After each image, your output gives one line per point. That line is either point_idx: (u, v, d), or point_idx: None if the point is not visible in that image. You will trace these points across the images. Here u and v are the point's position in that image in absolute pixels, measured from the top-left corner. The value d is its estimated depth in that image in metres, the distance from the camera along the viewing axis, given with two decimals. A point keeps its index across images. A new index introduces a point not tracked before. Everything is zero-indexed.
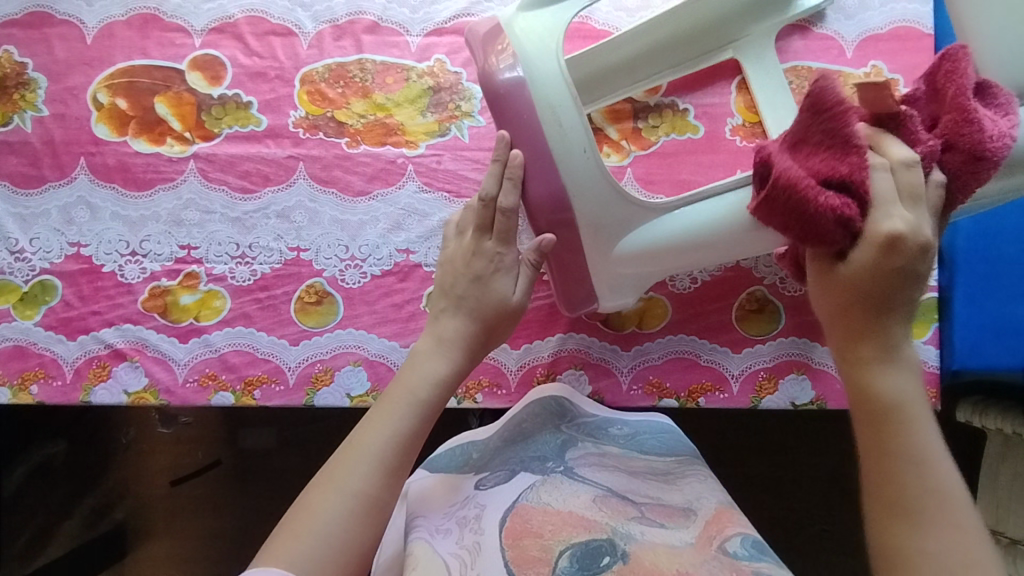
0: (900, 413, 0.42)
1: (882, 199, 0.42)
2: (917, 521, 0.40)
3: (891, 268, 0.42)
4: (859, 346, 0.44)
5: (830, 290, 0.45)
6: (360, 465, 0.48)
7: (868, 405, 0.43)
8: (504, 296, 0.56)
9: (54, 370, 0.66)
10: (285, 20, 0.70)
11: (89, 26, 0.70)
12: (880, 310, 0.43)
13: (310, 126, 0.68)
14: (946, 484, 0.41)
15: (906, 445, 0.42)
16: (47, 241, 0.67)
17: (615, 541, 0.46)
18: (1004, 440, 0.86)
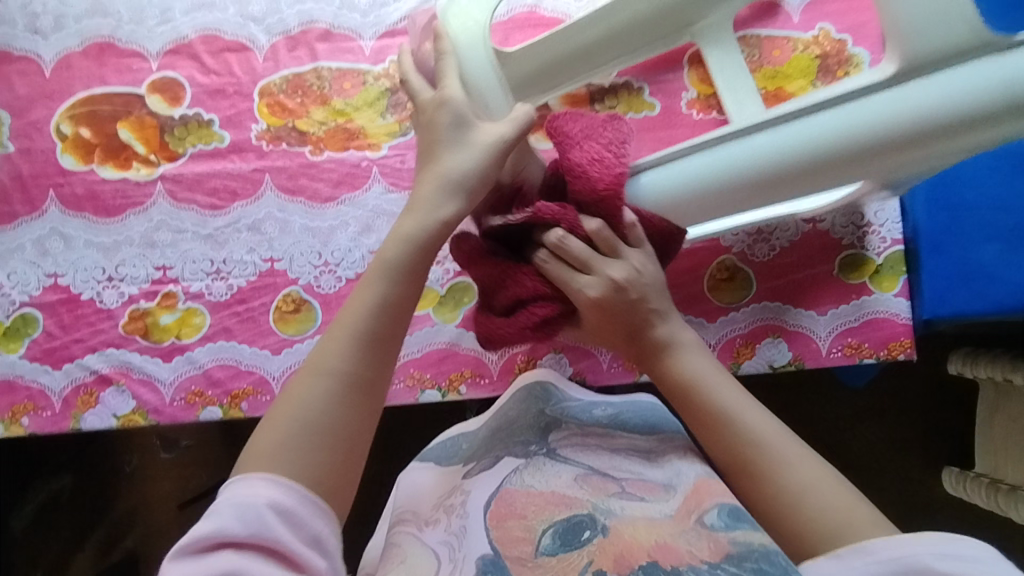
0: (696, 392, 0.53)
1: (585, 260, 0.56)
2: (756, 471, 0.49)
3: (609, 313, 0.56)
4: (634, 345, 0.57)
5: (591, 309, 0.57)
6: (341, 344, 0.46)
7: (673, 387, 0.55)
8: (460, 114, 0.53)
9: (43, 401, 0.67)
10: (239, 36, 0.70)
11: (47, 59, 0.70)
12: (636, 330, 0.57)
13: (273, 138, 0.69)
14: (765, 438, 0.50)
15: (717, 413, 0.52)
16: (25, 274, 0.68)
17: (596, 515, 0.47)
18: (997, 389, 0.87)
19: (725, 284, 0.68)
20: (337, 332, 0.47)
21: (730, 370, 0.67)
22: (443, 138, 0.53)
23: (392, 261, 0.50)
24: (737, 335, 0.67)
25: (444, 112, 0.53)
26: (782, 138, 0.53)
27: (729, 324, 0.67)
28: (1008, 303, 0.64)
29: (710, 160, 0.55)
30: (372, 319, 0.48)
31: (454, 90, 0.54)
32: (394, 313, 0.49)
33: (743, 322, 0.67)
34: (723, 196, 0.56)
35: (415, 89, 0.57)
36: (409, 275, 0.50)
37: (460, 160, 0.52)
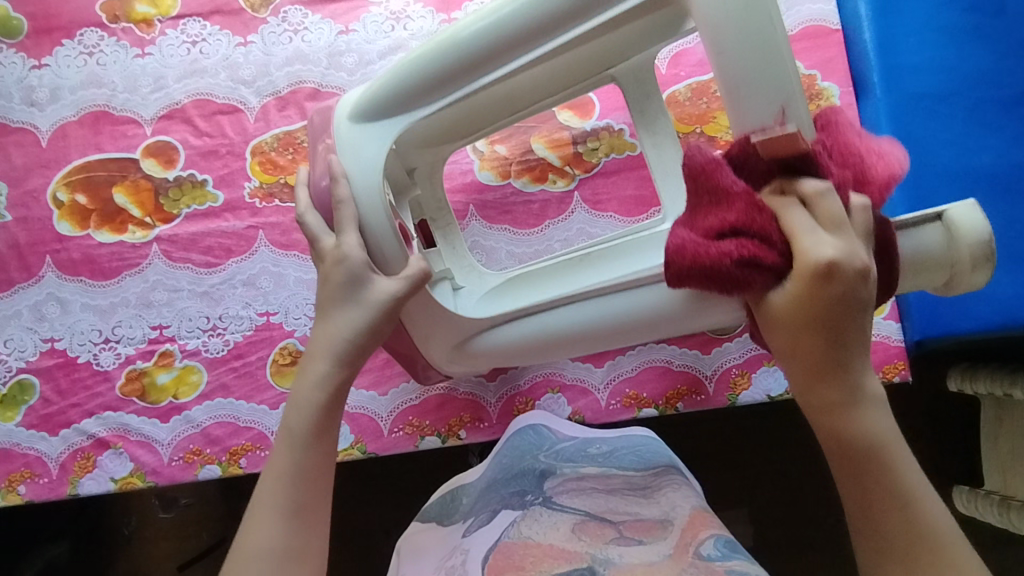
0: (880, 455, 0.42)
1: (804, 230, 0.41)
2: (909, 561, 0.41)
3: (833, 308, 0.41)
4: (821, 391, 0.42)
5: (775, 328, 0.43)
6: (268, 520, 0.47)
7: (844, 450, 0.42)
8: (353, 269, 0.50)
9: (39, 468, 0.66)
10: (230, 99, 0.73)
11: (43, 129, 0.73)
12: (844, 304, 0.41)
13: (265, 195, 0.71)
14: (928, 511, 0.41)
15: (852, 407, 0.42)
16: (21, 340, 0.69)
17: (595, 567, 0.45)
18: (997, 403, 0.87)
19: None
20: (275, 480, 0.48)
21: (729, 401, 0.67)
22: (340, 293, 0.51)
23: (307, 398, 0.50)
24: (732, 365, 0.68)
25: (340, 268, 0.50)
26: (571, 318, 0.56)
27: (723, 355, 0.68)
28: (997, 320, 0.65)
29: (518, 331, 0.58)
30: (295, 489, 0.48)
31: (352, 242, 0.50)
32: (312, 484, 0.48)
33: (737, 352, 0.68)
34: (527, 354, 0.60)
35: (315, 237, 0.53)
36: (322, 429, 0.50)
37: (350, 319, 0.51)
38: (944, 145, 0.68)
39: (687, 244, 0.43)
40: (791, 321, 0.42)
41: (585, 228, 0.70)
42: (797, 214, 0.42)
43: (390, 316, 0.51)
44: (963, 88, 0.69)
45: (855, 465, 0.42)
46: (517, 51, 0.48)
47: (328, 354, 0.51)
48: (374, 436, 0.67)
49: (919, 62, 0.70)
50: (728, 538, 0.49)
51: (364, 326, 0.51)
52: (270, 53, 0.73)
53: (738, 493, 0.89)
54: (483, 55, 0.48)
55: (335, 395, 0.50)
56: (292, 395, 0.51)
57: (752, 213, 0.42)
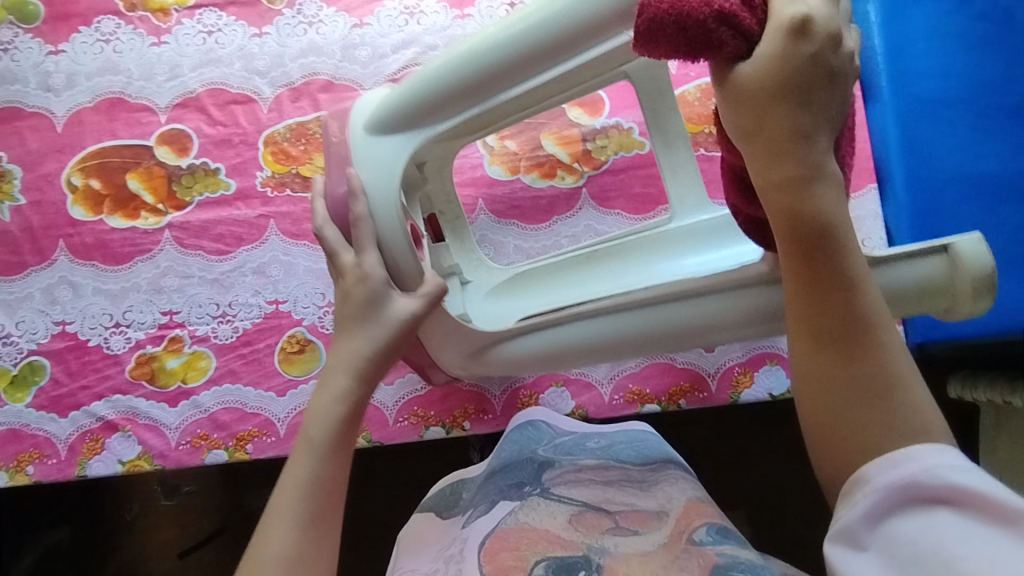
0: (827, 238, 0.37)
1: (781, 24, 0.36)
2: (846, 344, 0.37)
3: (792, 84, 0.36)
4: (775, 171, 0.37)
5: (738, 106, 0.38)
6: (284, 524, 0.46)
7: (797, 238, 0.38)
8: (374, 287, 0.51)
9: (48, 449, 0.67)
10: (244, 89, 0.73)
11: (59, 114, 0.73)
12: (807, 87, 0.36)
13: (277, 185, 0.72)
14: (871, 301, 0.38)
15: (820, 235, 0.38)
16: (33, 322, 0.70)
17: (590, 556, 0.47)
18: (997, 410, 0.88)
19: None
20: (292, 489, 0.47)
21: (730, 399, 0.68)
22: (359, 313, 0.52)
23: (330, 407, 0.50)
24: (735, 364, 0.68)
25: (361, 287, 0.51)
26: (590, 331, 0.56)
27: (726, 354, 0.69)
28: (996, 326, 0.65)
29: (535, 341, 0.58)
30: (309, 500, 0.47)
31: (373, 259, 0.52)
32: (327, 495, 0.48)
33: (740, 351, 0.69)
34: (539, 364, 0.59)
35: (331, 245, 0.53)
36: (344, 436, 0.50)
37: (362, 346, 0.51)
38: (950, 150, 0.69)
39: (659, 7, 0.36)
40: (762, 139, 0.37)
41: (592, 225, 0.71)
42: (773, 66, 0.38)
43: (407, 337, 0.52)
44: (970, 95, 0.70)
45: (818, 298, 0.38)
46: (533, 63, 0.48)
47: (346, 371, 0.51)
48: (380, 425, 0.68)
49: (927, 68, 0.71)
50: (723, 524, 0.50)
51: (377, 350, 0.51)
52: (284, 45, 0.74)
53: (736, 492, 0.89)
54: (494, 74, 0.49)
55: (354, 408, 0.50)
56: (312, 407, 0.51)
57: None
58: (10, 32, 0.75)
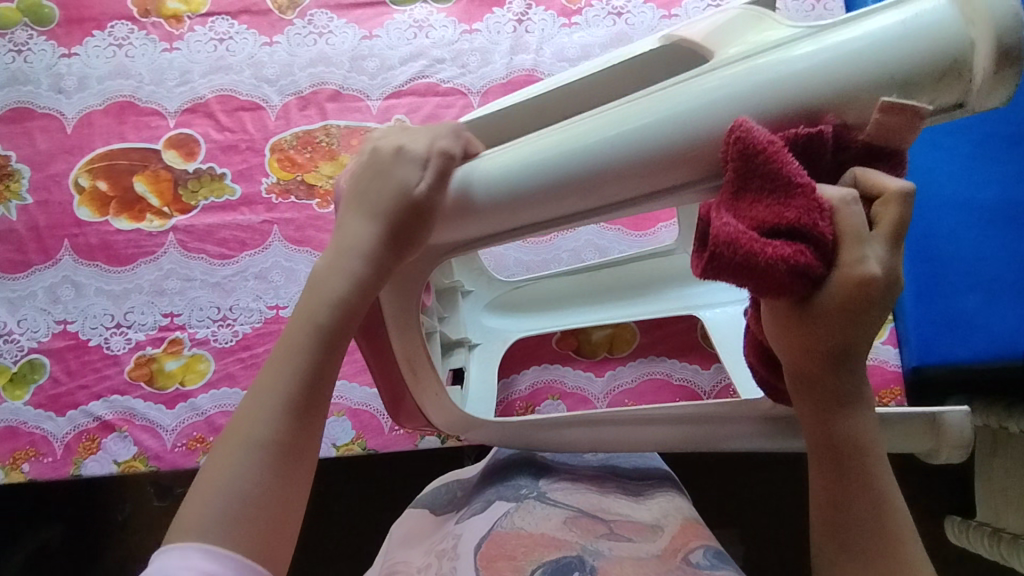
0: (851, 451, 0.37)
1: (862, 232, 0.32)
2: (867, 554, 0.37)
3: (848, 312, 0.33)
4: (815, 390, 0.37)
5: (779, 327, 0.36)
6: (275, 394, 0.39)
7: (822, 449, 0.38)
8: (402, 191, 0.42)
9: (44, 447, 0.67)
10: (253, 96, 0.74)
11: (69, 116, 0.74)
12: (864, 308, 0.33)
13: (282, 191, 0.72)
14: (893, 507, 0.37)
15: (845, 444, 0.37)
16: (35, 321, 0.70)
17: (585, 557, 0.47)
18: (994, 437, 0.88)
19: None
20: (291, 339, 0.41)
21: None
22: (383, 201, 0.43)
23: (335, 292, 0.42)
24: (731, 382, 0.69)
25: (389, 187, 0.43)
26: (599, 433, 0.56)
27: (722, 372, 0.69)
28: (994, 350, 0.65)
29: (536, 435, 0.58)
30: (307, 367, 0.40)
31: (418, 161, 0.43)
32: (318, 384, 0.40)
33: None
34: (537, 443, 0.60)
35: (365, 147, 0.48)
36: (310, 407, 0.40)
37: (333, 286, 0.42)
38: (948, 177, 0.70)
39: (730, 223, 0.31)
40: (799, 361, 0.36)
41: (593, 240, 0.72)
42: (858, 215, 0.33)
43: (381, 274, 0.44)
44: (966, 123, 0.71)
45: (838, 497, 0.38)
46: (583, 196, 0.39)
47: (355, 250, 0.43)
48: (375, 433, 0.69)
49: None
50: (719, 548, 0.50)
51: (376, 245, 0.43)
52: (294, 54, 0.75)
53: (730, 511, 0.89)
54: (525, 204, 0.40)
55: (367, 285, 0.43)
56: (265, 374, 0.40)
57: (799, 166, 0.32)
58: (25, 34, 0.76)
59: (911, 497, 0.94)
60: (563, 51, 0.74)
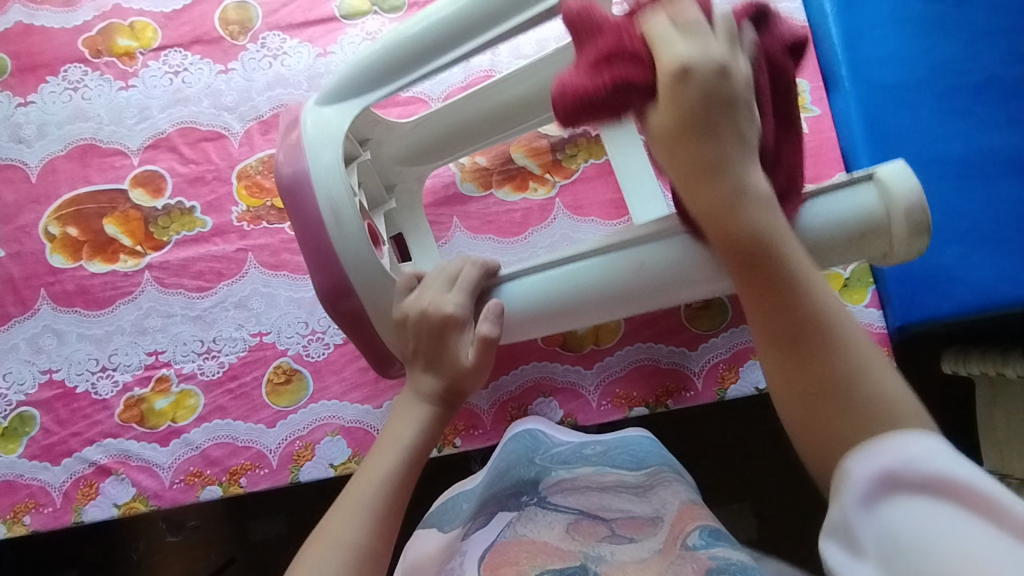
0: (789, 284, 0.41)
1: (662, 36, 0.43)
2: (829, 391, 0.39)
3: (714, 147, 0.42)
4: (726, 228, 0.42)
5: (663, 147, 0.44)
6: (354, 516, 0.48)
7: (757, 282, 0.42)
8: (456, 360, 0.52)
9: (43, 497, 0.67)
10: (214, 125, 0.74)
11: (32, 164, 0.74)
12: (737, 195, 0.42)
13: (253, 218, 0.72)
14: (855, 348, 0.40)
15: (798, 326, 0.41)
16: (20, 373, 0.70)
17: (587, 564, 0.47)
18: (992, 385, 0.87)
19: (700, 312, 0.70)
20: (375, 463, 0.50)
21: (717, 396, 0.68)
22: (444, 367, 0.52)
23: (405, 437, 0.51)
24: (720, 360, 0.69)
25: (446, 354, 0.52)
26: None
27: (710, 351, 0.69)
28: (975, 303, 0.66)
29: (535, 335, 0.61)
30: (377, 499, 0.48)
31: (464, 328, 0.52)
32: (394, 499, 0.49)
33: (724, 347, 0.69)
34: None
35: (399, 287, 0.54)
36: (384, 521, 0.48)
37: (410, 426, 0.52)
38: (913, 135, 0.70)
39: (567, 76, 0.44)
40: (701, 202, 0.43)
41: (566, 234, 0.71)
42: (657, 25, 0.44)
43: (450, 401, 0.53)
44: (928, 77, 0.70)
45: (772, 324, 0.41)
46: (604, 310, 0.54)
47: (425, 397, 0.53)
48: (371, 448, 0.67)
49: (883, 54, 0.72)
50: (716, 526, 0.50)
51: (443, 390, 0.52)
52: (251, 79, 0.75)
53: (738, 484, 0.90)
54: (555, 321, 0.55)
55: (438, 418, 0.53)
56: (348, 493, 0.49)
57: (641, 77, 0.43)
58: None
59: None
60: (518, 47, 0.74)
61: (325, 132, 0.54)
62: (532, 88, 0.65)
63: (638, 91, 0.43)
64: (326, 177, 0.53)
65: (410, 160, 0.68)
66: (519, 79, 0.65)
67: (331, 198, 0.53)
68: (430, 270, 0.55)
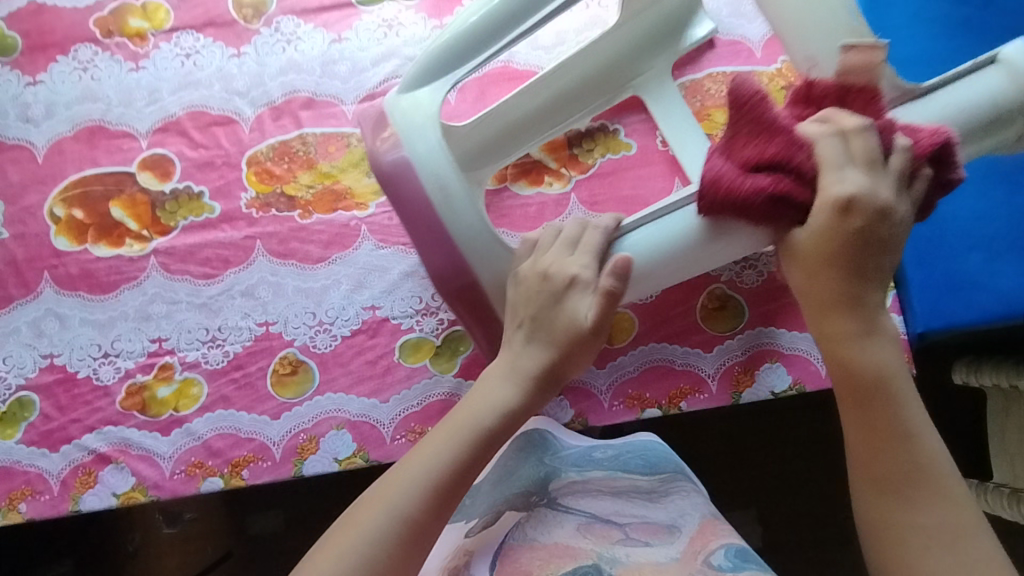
0: (887, 387, 0.45)
1: (835, 162, 0.45)
2: (906, 496, 0.43)
3: (851, 232, 0.44)
4: (831, 323, 0.46)
5: (796, 259, 0.47)
6: (404, 485, 0.47)
7: (851, 384, 0.45)
8: (573, 321, 0.52)
9: (40, 485, 0.66)
10: (225, 110, 0.73)
11: (39, 145, 0.73)
12: (856, 296, 0.45)
13: (262, 205, 0.71)
14: (941, 464, 0.44)
15: (888, 430, 0.44)
16: (20, 357, 0.69)
17: (601, 565, 0.46)
18: (1004, 395, 0.85)
19: (717, 313, 0.68)
20: (445, 436, 0.49)
21: (732, 400, 0.67)
22: (558, 334, 0.52)
23: (487, 409, 0.51)
24: (735, 362, 0.67)
25: (563, 315, 0.52)
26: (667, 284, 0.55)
27: (726, 353, 0.67)
28: (996, 310, 0.65)
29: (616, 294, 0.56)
30: (431, 474, 0.47)
31: (585, 291, 0.52)
32: (458, 478, 0.48)
33: (740, 349, 0.67)
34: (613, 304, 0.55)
35: (516, 257, 0.55)
36: (446, 495, 0.47)
37: (499, 395, 0.51)
38: None
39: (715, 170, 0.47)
40: (811, 275, 0.46)
41: None
42: (821, 131, 0.46)
43: (547, 386, 0.52)
44: None
45: (869, 421, 0.45)
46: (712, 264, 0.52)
47: (512, 377, 0.52)
48: (377, 444, 0.66)
49: (912, 54, 0.70)
50: (740, 546, 0.49)
51: (541, 372, 0.52)
52: (263, 63, 0.73)
53: (744, 490, 0.88)
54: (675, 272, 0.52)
55: (526, 400, 0.52)
56: (402, 465, 0.49)
57: (793, 167, 0.46)
58: None
59: None
60: (537, 37, 0.73)
61: (413, 116, 0.55)
62: (577, 77, 0.65)
63: (787, 203, 0.46)
64: (435, 171, 0.53)
65: (473, 162, 0.63)
66: (564, 69, 0.65)
67: (437, 177, 0.53)
68: (551, 233, 0.55)
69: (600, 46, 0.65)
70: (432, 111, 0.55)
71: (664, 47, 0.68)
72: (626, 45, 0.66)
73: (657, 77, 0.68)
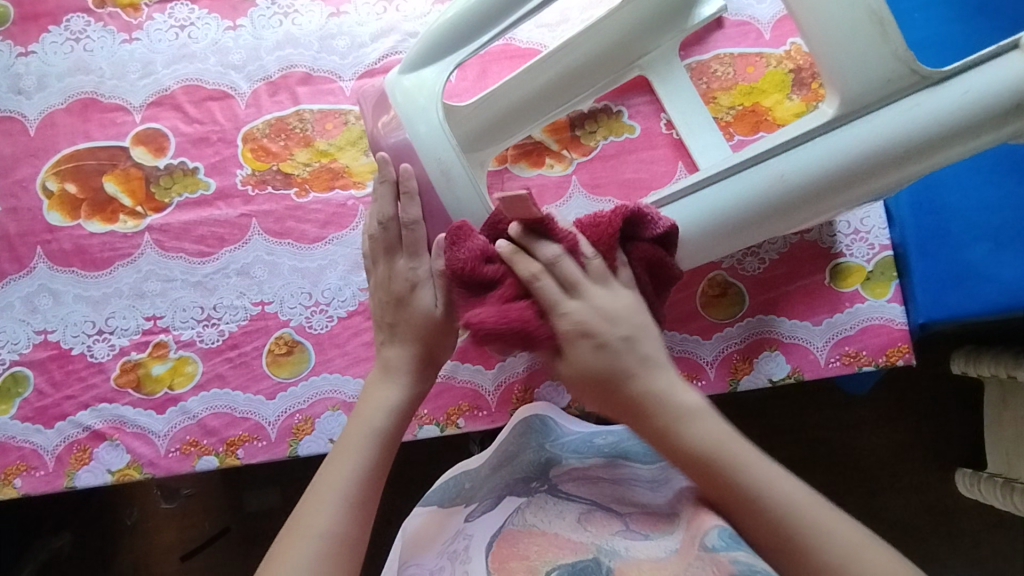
0: (719, 460, 0.46)
1: (560, 290, 0.47)
2: (789, 543, 0.44)
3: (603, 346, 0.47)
4: (653, 422, 0.47)
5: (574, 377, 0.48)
6: (330, 503, 0.49)
7: (689, 463, 0.47)
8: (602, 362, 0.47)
9: (35, 460, 0.66)
10: (220, 84, 0.71)
11: (31, 118, 0.71)
12: (641, 393, 0.47)
13: (258, 182, 0.70)
14: (790, 504, 0.45)
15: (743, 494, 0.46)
16: (14, 333, 0.68)
17: (600, 558, 0.46)
18: (1003, 386, 0.84)
19: (717, 300, 0.67)
20: (352, 447, 0.52)
21: (729, 386, 0.65)
22: (414, 328, 0.56)
23: (377, 416, 0.54)
24: (733, 350, 0.66)
25: (412, 313, 0.55)
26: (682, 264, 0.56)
27: (725, 340, 0.66)
28: (998, 302, 0.64)
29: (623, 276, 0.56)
30: (354, 482, 0.50)
31: (426, 285, 0.56)
32: (373, 479, 0.51)
33: (739, 337, 0.66)
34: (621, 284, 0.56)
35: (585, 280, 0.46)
36: (364, 499, 0.50)
37: (386, 397, 0.55)
38: None
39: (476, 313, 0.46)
40: (592, 370, 0.47)
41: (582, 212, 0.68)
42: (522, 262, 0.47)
43: (425, 368, 0.56)
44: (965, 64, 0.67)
45: (726, 497, 0.46)
46: None
47: (392, 380, 0.55)
48: None
49: (926, 38, 0.68)
50: (740, 532, 0.47)
51: (419, 358, 0.56)
52: (260, 37, 0.72)
53: None
54: None
55: (411, 402, 0.56)
56: (322, 481, 0.51)
57: (529, 298, 0.47)
58: None
59: (919, 450, 0.92)
60: (540, 15, 0.72)
61: (415, 96, 0.53)
62: (582, 57, 0.63)
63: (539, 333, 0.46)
64: (438, 155, 0.52)
65: (477, 145, 0.62)
66: (569, 50, 0.63)
67: (440, 159, 0.52)
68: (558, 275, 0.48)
69: (605, 26, 0.63)
70: (436, 89, 0.53)
71: (668, 24, 0.65)
72: (630, 22, 0.63)
73: (663, 54, 0.66)
